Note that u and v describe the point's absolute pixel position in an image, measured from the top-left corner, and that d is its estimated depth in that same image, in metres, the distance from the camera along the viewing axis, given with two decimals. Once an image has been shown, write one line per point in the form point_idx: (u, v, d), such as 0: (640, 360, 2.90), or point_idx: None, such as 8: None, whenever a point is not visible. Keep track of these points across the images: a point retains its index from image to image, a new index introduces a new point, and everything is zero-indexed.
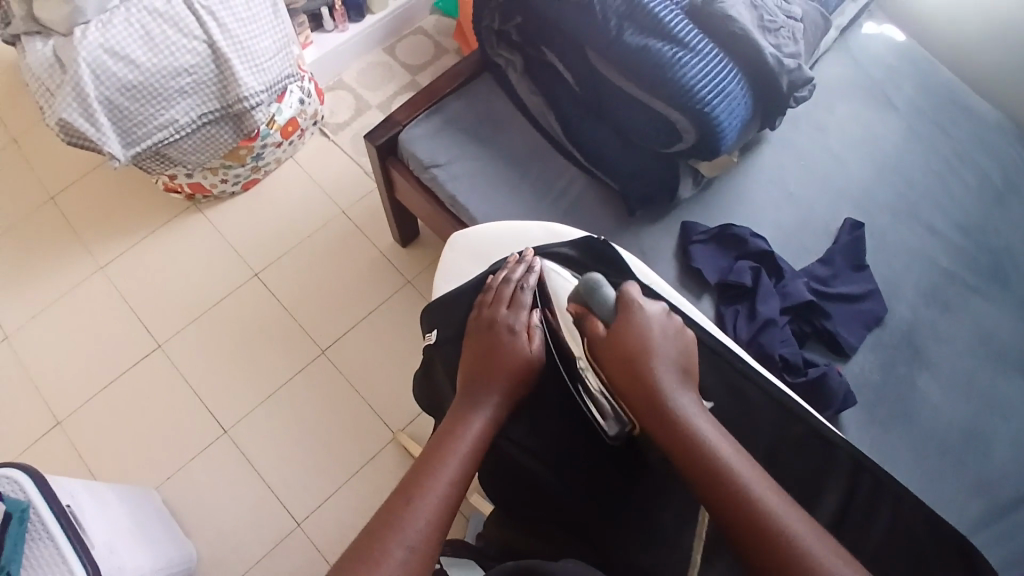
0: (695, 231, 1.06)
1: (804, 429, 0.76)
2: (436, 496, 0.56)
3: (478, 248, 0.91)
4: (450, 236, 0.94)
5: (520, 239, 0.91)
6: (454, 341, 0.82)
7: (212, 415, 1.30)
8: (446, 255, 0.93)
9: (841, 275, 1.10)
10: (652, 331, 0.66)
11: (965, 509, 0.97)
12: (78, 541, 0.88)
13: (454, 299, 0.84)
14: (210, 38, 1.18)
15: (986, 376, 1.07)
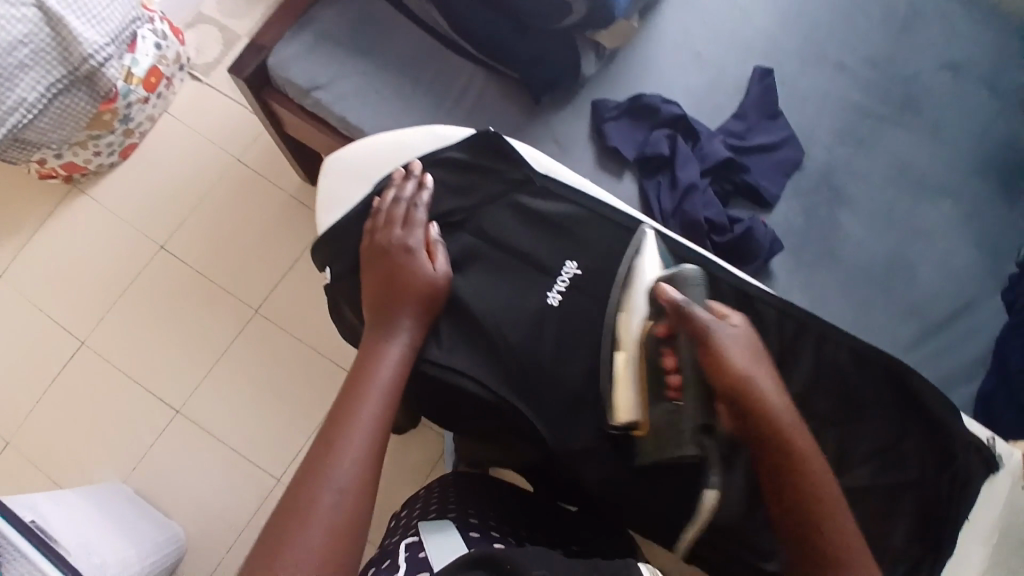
0: (606, 108, 1.01)
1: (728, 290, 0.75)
2: (361, 436, 0.59)
3: (358, 170, 0.85)
4: (326, 160, 0.87)
5: (405, 151, 0.85)
6: (353, 272, 0.79)
7: (159, 398, 1.25)
8: (324, 180, 0.86)
9: (756, 128, 1.09)
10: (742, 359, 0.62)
11: (894, 331, 1.04)
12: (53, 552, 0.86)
13: (343, 230, 0.80)
14: (40, 1, 1.05)
15: (903, 204, 1.11)
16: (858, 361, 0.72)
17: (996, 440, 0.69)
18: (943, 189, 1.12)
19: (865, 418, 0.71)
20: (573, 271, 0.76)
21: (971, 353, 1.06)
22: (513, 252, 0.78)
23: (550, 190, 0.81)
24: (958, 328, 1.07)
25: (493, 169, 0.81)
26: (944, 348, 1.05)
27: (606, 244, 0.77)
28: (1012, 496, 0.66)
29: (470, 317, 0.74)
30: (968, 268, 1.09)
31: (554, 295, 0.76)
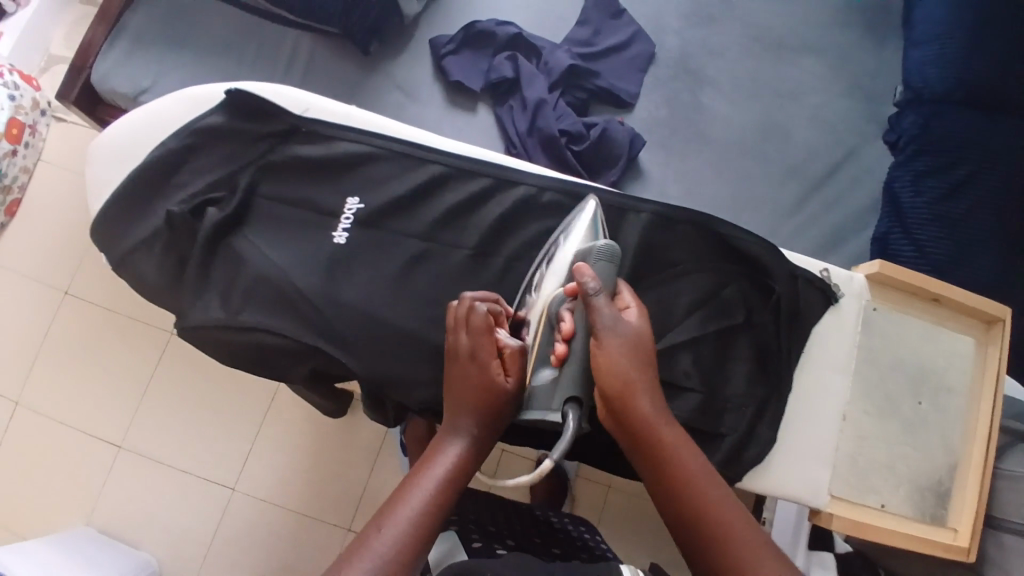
0: (441, 43, 0.99)
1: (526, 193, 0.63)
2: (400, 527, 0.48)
3: (125, 148, 0.65)
4: (92, 144, 0.68)
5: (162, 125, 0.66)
6: (149, 257, 0.63)
7: (99, 439, 1.25)
8: (93, 167, 0.66)
9: (602, 29, 1.07)
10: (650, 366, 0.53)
11: (779, 194, 1.05)
12: None
13: (127, 211, 0.63)
14: None
15: (765, 71, 1.11)
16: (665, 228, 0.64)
17: (834, 269, 0.65)
18: (804, 47, 1.12)
19: (683, 283, 0.63)
20: (356, 206, 0.62)
21: (860, 197, 1.07)
22: (301, 208, 0.63)
23: (317, 135, 0.63)
24: (843, 177, 1.08)
25: (254, 125, 0.63)
26: (834, 198, 1.06)
27: (395, 176, 0.63)
28: (854, 321, 0.65)
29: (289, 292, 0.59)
30: (842, 118, 1.10)
31: (341, 234, 0.62)
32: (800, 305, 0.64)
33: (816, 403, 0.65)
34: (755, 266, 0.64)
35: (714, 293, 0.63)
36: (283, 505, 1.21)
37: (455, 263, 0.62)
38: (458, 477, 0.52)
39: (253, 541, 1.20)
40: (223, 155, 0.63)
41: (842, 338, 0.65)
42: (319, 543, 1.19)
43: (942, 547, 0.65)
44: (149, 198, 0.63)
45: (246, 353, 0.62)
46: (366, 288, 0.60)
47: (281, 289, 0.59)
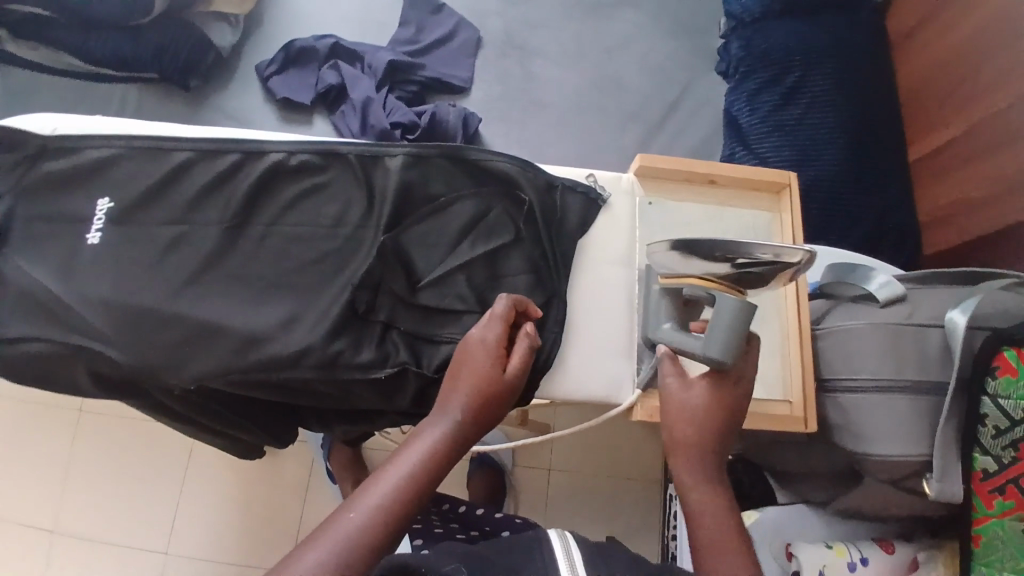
0: (264, 67, 1.03)
1: (279, 155, 0.58)
2: (368, 535, 0.43)
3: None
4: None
5: None
6: None
7: (14, 537, 1.17)
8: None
9: (425, 26, 1.11)
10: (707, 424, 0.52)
11: (620, 140, 1.09)
12: None
13: None
14: None
15: (589, 32, 1.15)
16: (428, 163, 0.59)
17: (599, 173, 0.64)
18: (621, 4, 1.17)
19: (449, 211, 0.59)
20: (106, 207, 0.57)
21: (701, 129, 1.11)
22: (49, 218, 0.57)
23: (58, 146, 0.57)
24: (683, 114, 1.12)
25: (6, 150, 0.57)
26: (677, 134, 1.10)
27: (139, 171, 0.57)
28: (627, 219, 0.62)
29: (48, 302, 0.54)
30: (670, 61, 1.15)
31: (96, 236, 0.56)
32: (562, 209, 0.61)
33: (608, 303, 0.60)
34: (512, 184, 0.60)
35: (485, 218, 0.60)
36: (217, 560, 1.16)
37: (213, 243, 0.56)
38: (440, 467, 0.48)
39: None
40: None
41: (618, 233, 0.62)
42: None
43: (778, 421, 0.63)
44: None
45: (17, 375, 0.56)
46: (127, 278, 0.55)
47: (39, 302, 0.54)
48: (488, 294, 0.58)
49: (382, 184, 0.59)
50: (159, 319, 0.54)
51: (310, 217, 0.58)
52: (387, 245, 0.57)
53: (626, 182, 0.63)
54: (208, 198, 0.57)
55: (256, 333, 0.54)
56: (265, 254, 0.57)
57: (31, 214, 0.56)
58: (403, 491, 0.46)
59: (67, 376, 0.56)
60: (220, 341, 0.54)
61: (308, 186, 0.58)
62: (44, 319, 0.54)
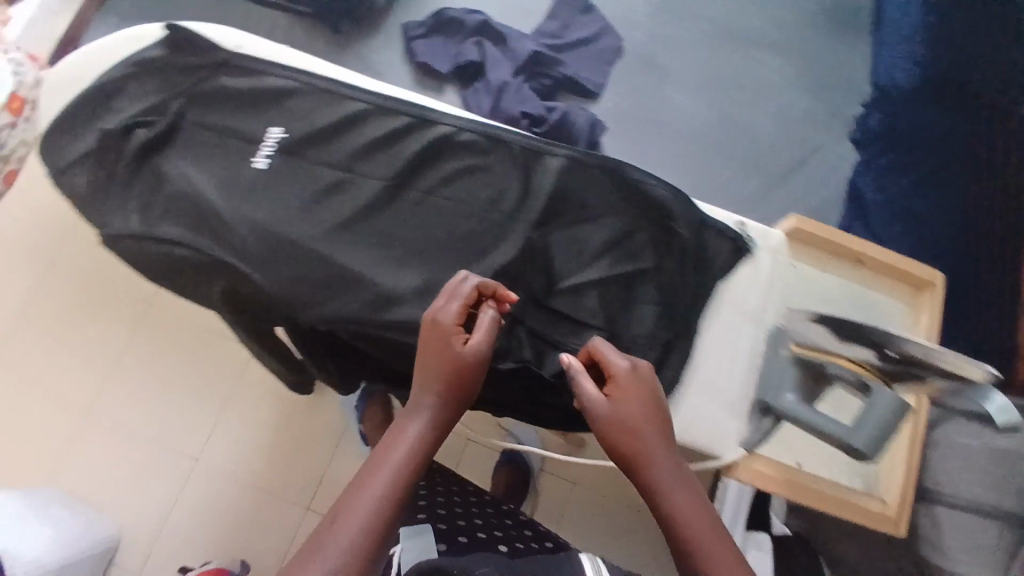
0: (411, 27, 1.04)
1: (451, 127, 0.59)
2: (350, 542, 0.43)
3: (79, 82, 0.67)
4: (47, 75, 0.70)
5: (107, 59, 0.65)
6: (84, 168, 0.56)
7: (61, 410, 1.23)
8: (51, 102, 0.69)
9: (572, 23, 1.10)
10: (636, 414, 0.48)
11: (737, 185, 1.06)
12: None
13: (58, 126, 0.58)
14: None
15: (730, 68, 1.12)
16: (590, 169, 0.59)
17: (749, 223, 0.62)
18: (769, 46, 1.13)
19: (598, 220, 0.59)
20: (277, 136, 0.58)
21: (819, 194, 1.08)
22: (218, 131, 0.58)
23: (247, 68, 0.59)
24: (807, 173, 1.08)
25: (193, 59, 0.59)
26: (794, 192, 1.07)
27: (316, 109, 0.59)
28: (767, 278, 0.61)
29: (203, 213, 0.55)
30: (804, 115, 1.11)
31: (262, 160, 0.58)
32: (707, 247, 0.60)
33: (732, 353, 0.59)
34: (666, 213, 0.59)
35: (631, 240, 0.59)
36: (243, 484, 1.20)
37: (372, 197, 0.57)
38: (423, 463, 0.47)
39: (209, 518, 1.19)
40: (156, 81, 0.59)
41: (755, 288, 0.61)
42: (277, 520, 1.19)
43: (871, 517, 0.61)
44: (77, 121, 0.58)
45: (155, 272, 0.58)
46: (283, 209, 0.56)
47: (195, 211, 0.55)
48: (618, 315, 0.57)
49: (541, 178, 0.59)
50: (309, 255, 0.55)
51: (467, 195, 0.58)
52: (534, 240, 0.57)
53: (774, 239, 0.62)
54: (375, 152, 0.58)
55: (395, 293, 0.55)
56: (415, 221, 0.58)
57: (202, 122, 0.58)
58: (387, 495, 0.45)
59: (197, 288, 0.57)
60: (354, 292, 0.55)
61: (470, 163, 0.59)
62: (200, 229, 0.55)
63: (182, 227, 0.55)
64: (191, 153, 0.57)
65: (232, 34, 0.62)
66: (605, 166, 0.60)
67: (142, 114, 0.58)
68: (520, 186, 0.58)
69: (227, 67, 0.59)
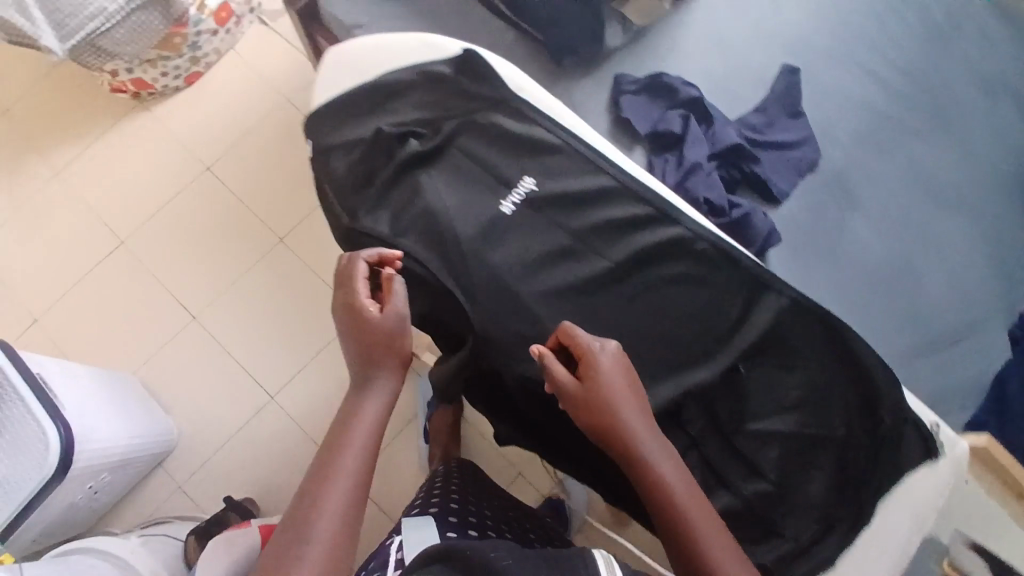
0: (626, 81, 1.04)
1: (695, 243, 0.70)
2: (349, 492, 0.59)
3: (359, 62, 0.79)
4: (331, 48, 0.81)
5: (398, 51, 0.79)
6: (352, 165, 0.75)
7: (178, 303, 1.36)
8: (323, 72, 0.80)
9: (776, 124, 1.08)
10: (613, 387, 0.63)
11: (885, 341, 1.01)
12: (61, 421, 0.98)
13: (336, 107, 0.77)
14: None
15: (919, 219, 1.06)
16: (807, 325, 0.68)
17: (942, 426, 0.66)
18: (967, 211, 1.06)
19: (801, 374, 0.67)
20: (530, 186, 0.74)
21: (965, 378, 1.02)
22: (469, 176, 0.74)
23: (521, 116, 0.75)
24: (960, 352, 1.02)
25: (468, 88, 0.76)
26: (938, 367, 1.02)
27: (586, 191, 0.74)
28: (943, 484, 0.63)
29: (446, 241, 0.72)
30: (979, 292, 1.04)
31: (508, 207, 0.73)
32: (899, 439, 0.64)
33: (891, 546, 0.63)
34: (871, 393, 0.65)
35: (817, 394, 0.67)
36: (307, 433, 1.27)
37: (605, 278, 0.71)
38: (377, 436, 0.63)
39: (265, 454, 1.27)
40: (431, 99, 0.77)
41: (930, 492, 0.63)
42: None
43: None
44: (366, 112, 0.77)
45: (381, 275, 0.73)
46: (530, 253, 0.72)
47: (438, 234, 0.72)
48: (790, 466, 0.66)
49: (762, 322, 0.68)
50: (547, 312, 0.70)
51: (691, 310, 0.70)
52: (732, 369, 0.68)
53: (961, 451, 0.65)
54: (623, 243, 0.72)
55: None
56: (624, 298, 0.71)
57: (458, 161, 0.75)
58: (356, 473, 0.60)
59: (410, 291, 0.73)
60: (543, 330, 0.71)
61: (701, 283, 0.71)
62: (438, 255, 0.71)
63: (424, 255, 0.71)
64: (437, 174, 0.74)
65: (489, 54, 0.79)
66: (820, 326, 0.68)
67: (417, 126, 0.75)
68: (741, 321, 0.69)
69: (502, 107, 0.75)
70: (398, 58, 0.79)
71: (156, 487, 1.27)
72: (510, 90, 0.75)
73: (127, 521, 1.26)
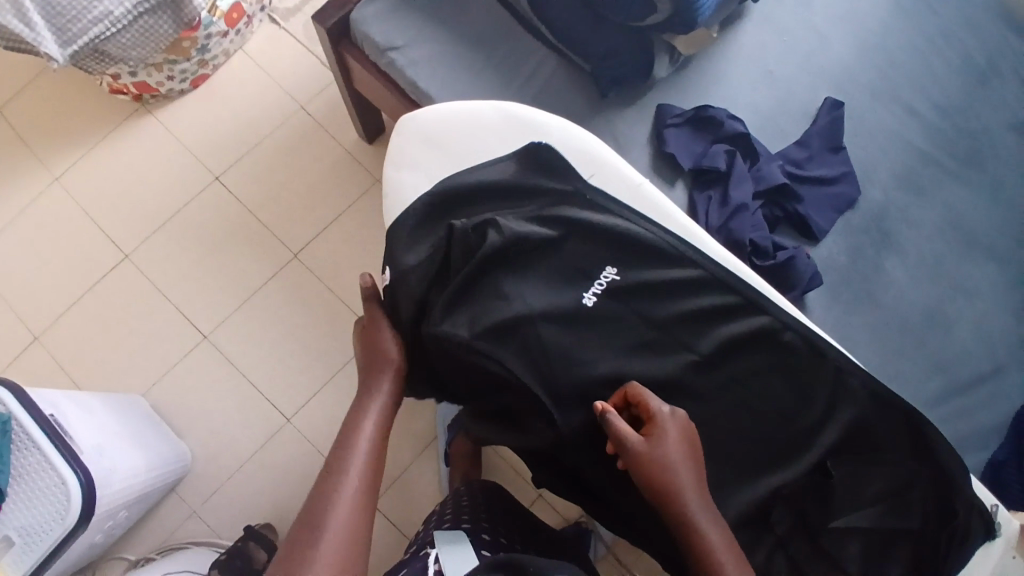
0: (669, 114, 1.01)
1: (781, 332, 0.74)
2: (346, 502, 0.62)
3: (429, 133, 0.84)
4: (402, 117, 0.86)
5: (474, 130, 0.84)
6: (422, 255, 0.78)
7: (189, 321, 1.31)
8: (394, 142, 0.86)
9: (817, 158, 1.06)
10: (674, 448, 0.65)
11: (917, 383, 1.00)
12: (79, 468, 0.96)
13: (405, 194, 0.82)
14: None
15: (949, 259, 1.06)
16: (890, 415, 0.70)
17: (999, 506, 0.73)
18: (995, 252, 1.07)
19: (883, 466, 0.70)
20: (611, 276, 0.77)
21: (994, 420, 1.01)
22: (549, 267, 0.77)
23: (598, 205, 0.79)
24: (987, 392, 1.02)
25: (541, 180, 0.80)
26: (969, 409, 1.01)
27: (669, 278, 0.77)
28: (998, 561, 0.71)
29: (529, 332, 0.74)
30: (1007, 333, 1.04)
31: (589, 296, 0.77)
32: (972, 537, 0.66)
33: None
34: (952, 487, 0.67)
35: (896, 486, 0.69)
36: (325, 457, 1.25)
37: (685, 368, 0.74)
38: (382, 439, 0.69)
39: (283, 479, 1.25)
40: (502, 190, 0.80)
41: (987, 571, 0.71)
42: None
43: None
44: (443, 209, 0.80)
45: (459, 369, 0.76)
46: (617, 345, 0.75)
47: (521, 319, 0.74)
48: (868, 560, 0.69)
49: (847, 419, 0.71)
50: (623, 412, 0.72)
51: (773, 403, 0.74)
52: (816, 462, 0.72)
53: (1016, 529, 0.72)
54: (704, 334, 0.75)
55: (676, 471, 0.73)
56: (708, 388, 0.75)
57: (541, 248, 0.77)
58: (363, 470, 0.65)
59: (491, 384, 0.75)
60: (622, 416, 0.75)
61: (784, 371, 0.74)
62: (516, 345, 0.74)
63: (506, 348, 0.74)
64: (513, 256, 0.76)
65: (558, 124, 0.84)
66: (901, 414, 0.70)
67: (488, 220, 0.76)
68: (827, 418, 0.72)
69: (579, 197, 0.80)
70: (473, 141, 0.84)
71: (169, 512, 1.25)
72: (587, 182, 0.79)
73: (140, 546, 1.23)
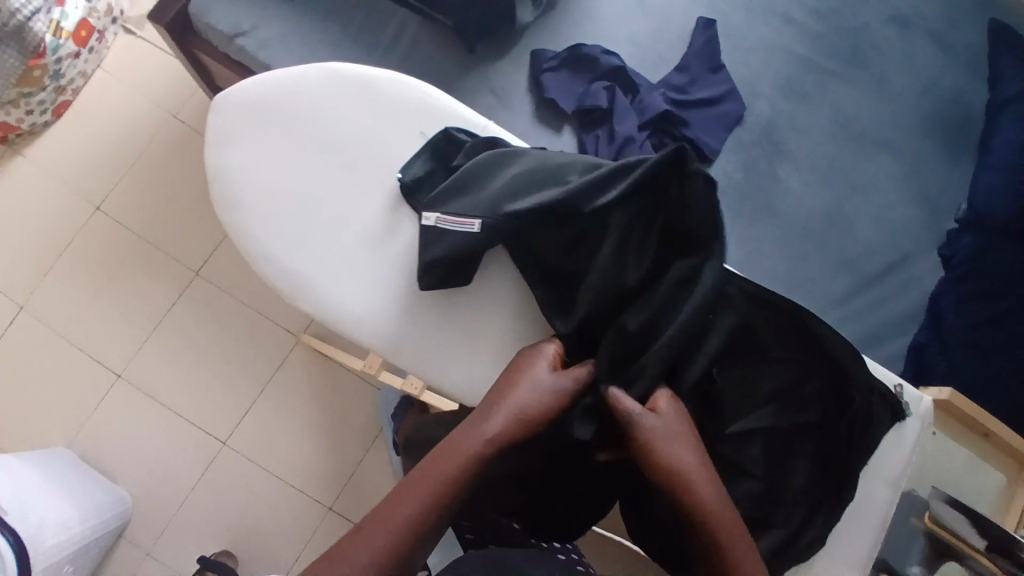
0: (544, 59, 0.99)
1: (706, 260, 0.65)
2: (393, 532, 0.51)
3: (250, 107, 0.77)
4: (216, 97, 0.78)
5: (303, 94, 0.77)
6: (287, 243, 0.74)
7: (100, 363, 1.24)
8: (211, 123, 0.77)
9: (699, 81, 1.05)
10: (663, 435, 0.58)
11: (828, 283, 1.01)
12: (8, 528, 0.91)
13: (241, 170, 0.75)
14: None
15: (843, 159, 1.07)
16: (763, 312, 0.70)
17: (906, 386, 0.75)
18: (889, 144, 1.08)
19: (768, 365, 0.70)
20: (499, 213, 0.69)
21: (910, 306, 1.03)
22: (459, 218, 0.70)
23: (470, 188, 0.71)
24: (896, 281, 1.03)
25: (533, 198, 0.68)
26: (881, 299, 1.02)
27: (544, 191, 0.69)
28: (913, 438, 0.73)
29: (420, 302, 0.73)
30: (911, 221, 1.05)
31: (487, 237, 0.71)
32: (867, 416, 0.69)
33: (865, 512, 0.71)
34: (838, 366, 0.69)
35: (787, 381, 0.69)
36: (268, 471, 1.21)
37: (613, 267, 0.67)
38: (472, 471, 0.55)
39: (232, 502, 1.20)
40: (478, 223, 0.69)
41: (902, 451, 0.72)
42: (290, 517, 1.19)
43: None
44: (305, 194, 0.75)
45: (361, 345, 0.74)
46: (678, 325, 0.63)
47: (395, 287, 0.73)
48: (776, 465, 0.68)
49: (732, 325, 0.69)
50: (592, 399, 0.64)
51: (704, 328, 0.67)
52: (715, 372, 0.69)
53: (927, 406, 0.74)
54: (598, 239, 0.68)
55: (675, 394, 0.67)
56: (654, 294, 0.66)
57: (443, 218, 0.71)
58: (437, 492, 0.54)
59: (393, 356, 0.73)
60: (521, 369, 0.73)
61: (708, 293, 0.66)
62: (407, 319, 0.73)
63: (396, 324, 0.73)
64: (389, 238, 0.74)
65: (391, 75, 0.78)
66: (782, 312, 0.71)
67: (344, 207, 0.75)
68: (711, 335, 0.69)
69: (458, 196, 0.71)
70: (305, 106, 0.77)
71: (120, 561, 1.19)
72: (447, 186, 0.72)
73: None
